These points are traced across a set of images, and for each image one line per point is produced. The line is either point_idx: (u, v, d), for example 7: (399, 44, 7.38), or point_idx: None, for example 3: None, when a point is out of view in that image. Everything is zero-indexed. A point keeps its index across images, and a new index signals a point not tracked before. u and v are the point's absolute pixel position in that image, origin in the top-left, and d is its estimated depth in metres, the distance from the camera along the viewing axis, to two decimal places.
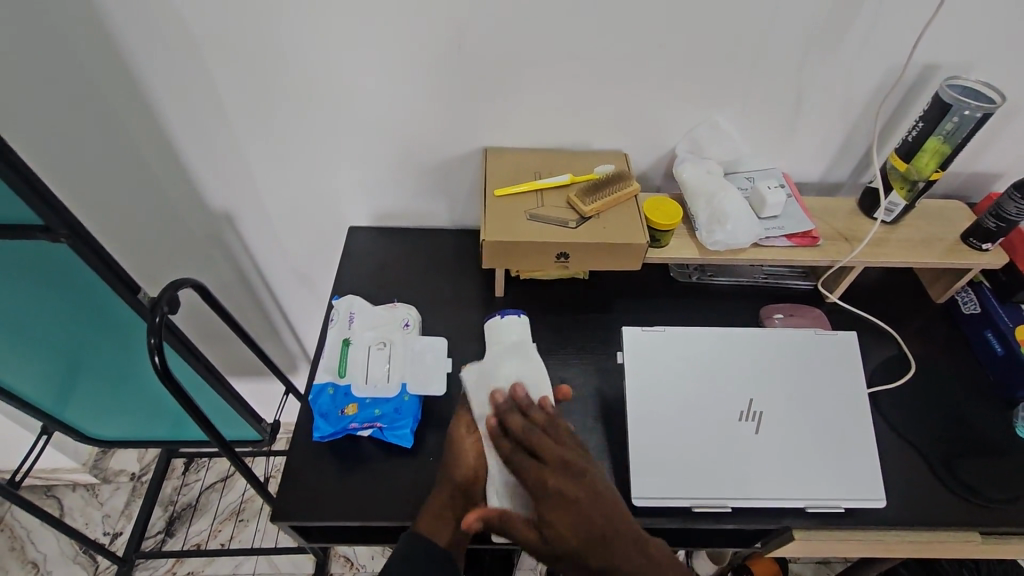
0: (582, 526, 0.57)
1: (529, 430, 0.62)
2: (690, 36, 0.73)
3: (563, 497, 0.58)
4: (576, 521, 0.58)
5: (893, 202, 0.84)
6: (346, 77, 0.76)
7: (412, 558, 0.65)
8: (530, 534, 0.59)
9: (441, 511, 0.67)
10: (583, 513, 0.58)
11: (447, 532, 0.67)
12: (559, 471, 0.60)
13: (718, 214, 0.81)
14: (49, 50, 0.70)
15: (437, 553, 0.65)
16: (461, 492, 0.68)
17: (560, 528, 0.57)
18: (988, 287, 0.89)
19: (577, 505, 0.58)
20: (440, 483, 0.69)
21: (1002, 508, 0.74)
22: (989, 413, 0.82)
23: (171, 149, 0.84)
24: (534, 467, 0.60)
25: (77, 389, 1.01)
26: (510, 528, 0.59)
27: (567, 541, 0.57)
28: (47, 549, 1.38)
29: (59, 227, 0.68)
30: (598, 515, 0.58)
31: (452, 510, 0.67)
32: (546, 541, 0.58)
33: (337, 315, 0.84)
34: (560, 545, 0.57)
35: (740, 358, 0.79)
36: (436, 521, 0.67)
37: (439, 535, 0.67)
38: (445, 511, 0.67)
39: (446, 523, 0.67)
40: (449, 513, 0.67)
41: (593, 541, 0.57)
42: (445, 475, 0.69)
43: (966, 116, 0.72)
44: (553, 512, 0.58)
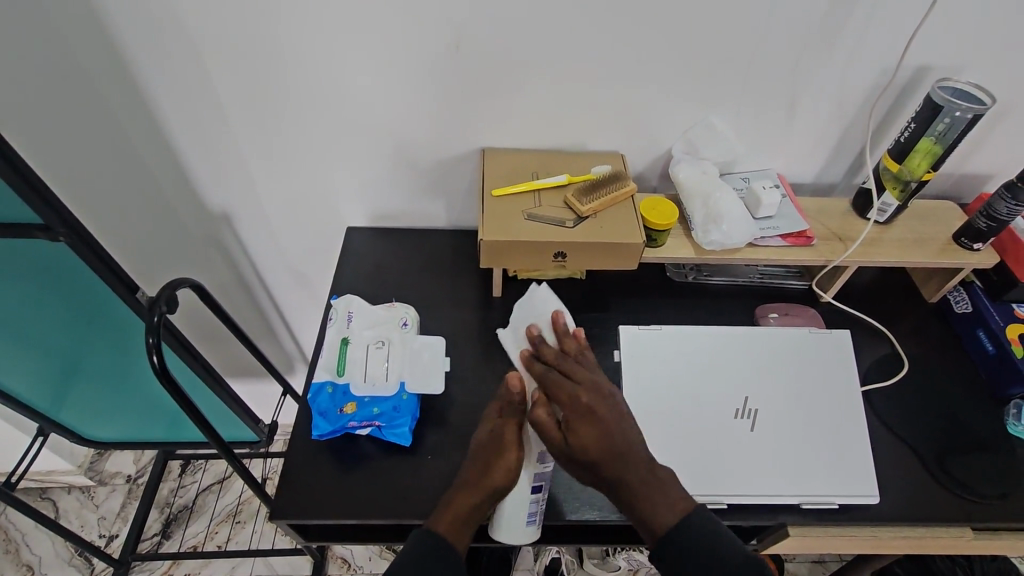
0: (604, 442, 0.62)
1: (561, 358, 0.71)
2: (685, 39, 0.74)
3: (592, 419, 0.64)
4: (603, 438, 0.62)
5: (886, 202, 0.85)
6: (344, 77, 0.77)
7: (424, 559, 0.61)
8: (553, 435, 0.64)
9: (464, 517, 0.65)
10: (606, 434, 0.63)
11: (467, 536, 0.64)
12: (591, 392, 0.66)
13: (713, 215, 0.81)
14: (49, 50, 0.70)
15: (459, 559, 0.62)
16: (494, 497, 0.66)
17: (585, 438, 0.62)
18: (979, 287, 0.90)
19: (602, 425, 0.63)
20: (472, 488, 0.66)
21: (994, 503, 0.75)
22: (981, 411, 0.83)
23: (170, 149, 0.84)
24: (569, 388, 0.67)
25: (74, 390, 1.01)
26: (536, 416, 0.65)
27: (586, 445, 0.62)
28: (42, 551, 1.37)
29: (57, 225, 0.68)
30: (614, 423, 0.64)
31: (477, 515, 0.65)
32: (569, 444, 0.63)
33: (336, 314, 0.84)
34: (581, 451, 0.62)
35: (735, 357, 0.79)
36: (457, 525, 0.64)
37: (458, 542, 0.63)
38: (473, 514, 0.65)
39: (468, 529, 0.65)
40: (471, 519, 0.65)
41: (611, 456, 0.62)
42: (483, 482, 0.66)
43: (957, 117, 0.73)
44: (581, 429, 0.63)
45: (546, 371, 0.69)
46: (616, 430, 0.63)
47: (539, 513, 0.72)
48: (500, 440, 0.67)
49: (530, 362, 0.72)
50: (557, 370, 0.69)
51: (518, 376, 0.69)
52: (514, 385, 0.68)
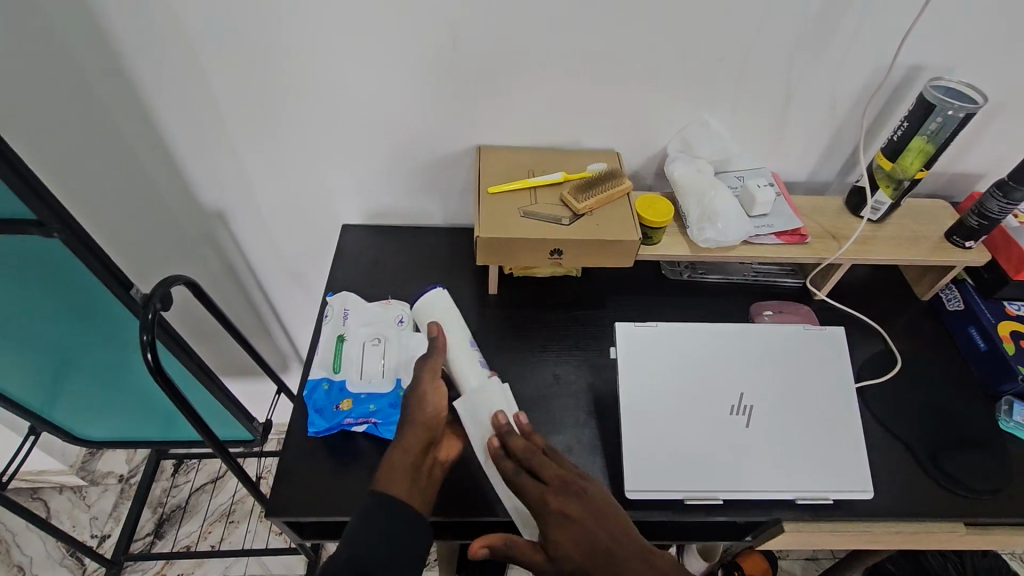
0: (587, 551, 0.56)
1: (531, 451, 0.61)
2: (681, 37, 0.74)
3: (569, 522, 0.57)
4: (582, 541, 0.57)
5: (879, 200, 0.86)
6: (339, 73, 0.77)
7: (376, 517, 0.59)
8: (538, 558, 0.58)
9: (399, 462, 0.63)
10: (583, 536, 0.57)
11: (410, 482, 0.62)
12: (560, 493, 0.59)
13: (709, 211, 0.82)
14: (41, 45, 0.69)
15: (399, 506, 0.60)
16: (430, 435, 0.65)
17: (569, 552, 0.57)
18: (971, 285, 0.91)
19: (576, 528, 0.57)
20: (409, 429, 0.65)
21: (986, 499, 0.76)
22: (973, 407, 0.83)
23: (163, 146, 0.83)
24: (536, 489, 0.59)
25: (67, 389, 1.00)
26: (519, 555, 0.59)
27: (569, 556, 0.56)
28: (33, 552, 1.36)
29: (50, 221, 0.68)
30: (598, 528, 0.57)
31: (414, 459, 0.63)
32: (555, 562, 0.57)
33: (332, 312, 0.85)
34: (565, 563, 0.57)
35: (730, 353, 0.80)
36: (392, 474, 0.62)
37: (396, 488, 0.61)
38: (406, 457, 0.63)
39: (405, 476, 0.62)
40: (409, 461, 0.63)
41: (601, 573, 0.56)
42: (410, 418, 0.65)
43: (949, 116, 0.74)
44: (561, 541, 0.57)
45: (516, 474, 0.60)
46: (598, 531, 0.57)
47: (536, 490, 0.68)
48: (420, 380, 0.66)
49: (499, 459, 0.61)
50: (526, 469, 0.60)
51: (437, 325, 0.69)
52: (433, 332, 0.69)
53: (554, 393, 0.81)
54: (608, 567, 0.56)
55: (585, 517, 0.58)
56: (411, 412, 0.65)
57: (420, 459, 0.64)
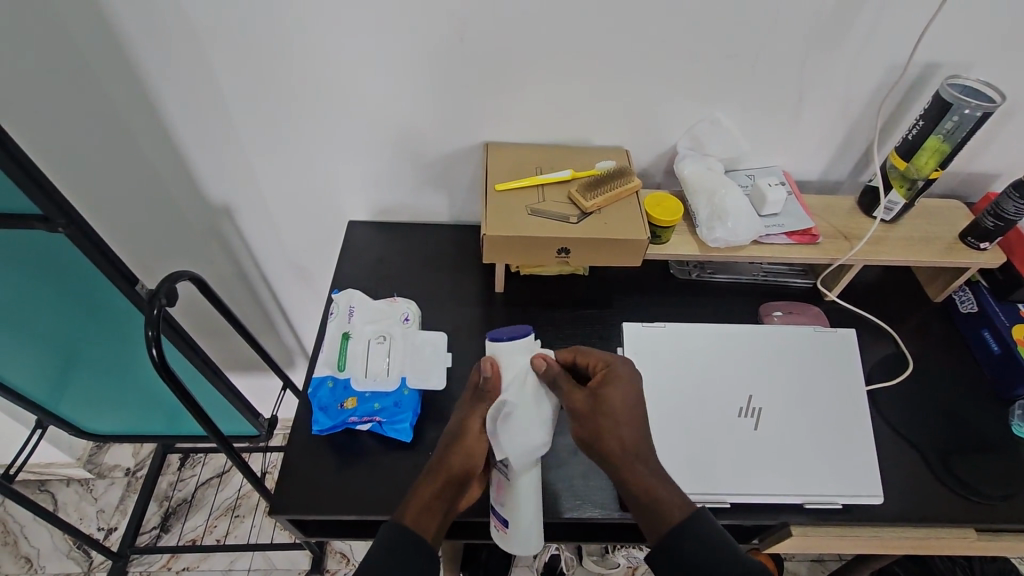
0: (631, 403, 0.62)
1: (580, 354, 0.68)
2: (692, 35, 0.73)
3: (626, 384, 0.64)
4: (631, 402, 0.62)
5: (893, 200, 0.84)
6: (345, 68, 0.76)
7: (398, 550, 0.57)
8: (580, 398, 0.64)
9: (432, 501, 0.62)
10: (633, 392, 0.63)
11: (435, 523, 0.61)
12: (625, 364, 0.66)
13: (719, 210, 0.81)
14: (47, 38, 0.69)
15: (426, 547, 0.59)
16: (457, 483, 0.64)
17: (617, 399, 0.62)
18: (985, 287, 0.89)
19: (627, 383, 0.64)
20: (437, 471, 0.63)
21: (998, 504, 0.75)
22: (985, 410, 0.82)
23: (169, 140, 0.83)
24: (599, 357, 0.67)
25: (74, 383, 1.00)
26: (561, 384, 0.65)
27: (615, 404, 0.62)
28: (40, 544, 1.37)
29: (56, 216, 0.67)
30: (637, 409, 0.62)
31: (441, 499, 0.62)
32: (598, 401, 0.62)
33: (337, 309, 0.84)
34: (609, 406, 0.62)
35: (740, 355, 0.79)
36: (423, 514, 0.61)
37: (427, 527, 0.60)
38: (438, 501, 0.62)
39: (436, 515, 0.61)
40: (436, 503, 0.62)
41: (633, 425, 0.61)
42: (440, 463, 0.64)
43: (966, 115, 0.72)
44: (610, 390, 0.63)
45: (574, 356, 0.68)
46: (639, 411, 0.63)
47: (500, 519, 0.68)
48: (464, 425, 0.66)
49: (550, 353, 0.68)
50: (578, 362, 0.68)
51: (491, 361, 0.66)
52: (485, 368, 0.66)
53: None
54: (640, 426, 0.62)
55: (636, 381, 0.65)
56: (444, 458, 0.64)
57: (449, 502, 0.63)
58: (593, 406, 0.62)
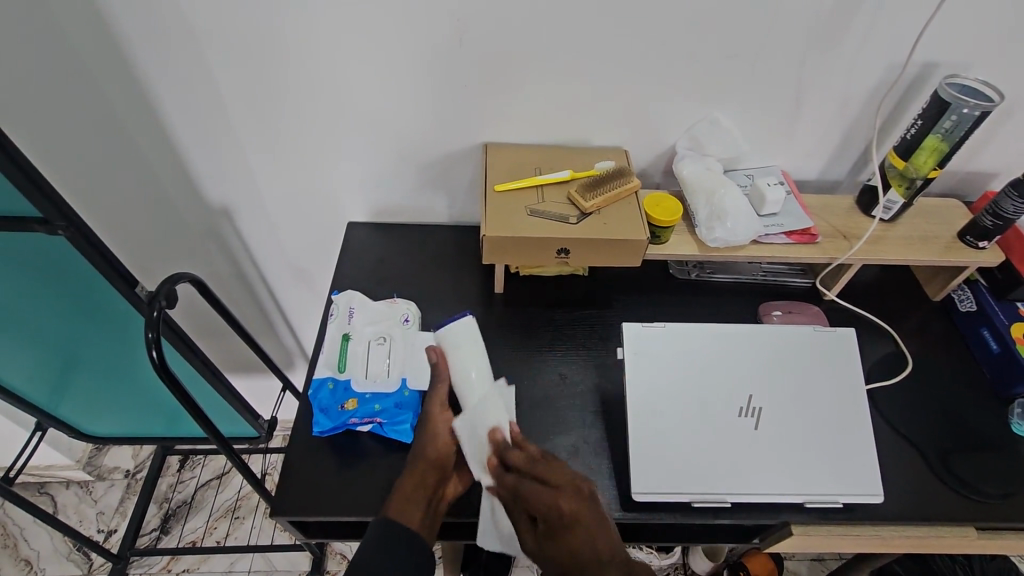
0: (587, 567, 0.55)
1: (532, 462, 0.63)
2: (691, 35, 0.73)
3: (579, 529, 0.57)
4: (590, 552, 0.56)
5: (891, 199, 0.84)
6: (344, 70, 0.76)
7: (385, 540, 0.63)
8: (529, 536, 0.60)
9: (411, 492, 0.67)
10: (590, 551, 0.56)
11: (418, 513, 0.66)
12: (574, 497, 0.59)
13: (718, 210, 0.81)
14: (45, 40, 0.69)
15: (408, 533, 0.64)
16: (436, 468, 0.69)
17: (569, 562, 0.56)
18: (984, 285, 0.90)
19: (590, 529, 0.57)
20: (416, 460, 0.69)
21: (998, 503, 0.75)
22: (984, 409, 0.82)
23: (168, 142, 0.83)
24: (547, 496, 0.59)
25: (73, 385, 1.00)
26: (516, 520, 0.61)
27: (565, 567, 0.56)
28: (40, 546, 1.37)
29: (55, 218, 0.67)
30: (602, 553, 0.56)
31: (421, 488, 0.67)
32: (552, 556, 0.58)
33: (337, 310, 0.84)
34: (559, 568, 0.56)
35: (740, 354, 0.79)
36: (405, 504, 0.66)
37: (408, 516, 0.65)
38: (417, 492, 0.67)
39: (418, 504, 0.66)
40: (420, 493, 0.67)
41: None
42: (416, 454, 0.69)
43: (964, 114, 0.72)
44: (574, 538, 0.57)
45: (522, 477, 0.62)
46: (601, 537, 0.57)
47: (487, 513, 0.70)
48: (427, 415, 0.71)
49: (501, 452, 0.65)
50: (532, 476, 0.61)
51: (436, 351, 0.74)
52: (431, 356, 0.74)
53: (560, 394, 0.80)
54: (613, 573, 0.56)
55: (592, 535, 0.56)
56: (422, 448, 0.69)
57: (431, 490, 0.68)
58: (561, 568, 0.56)
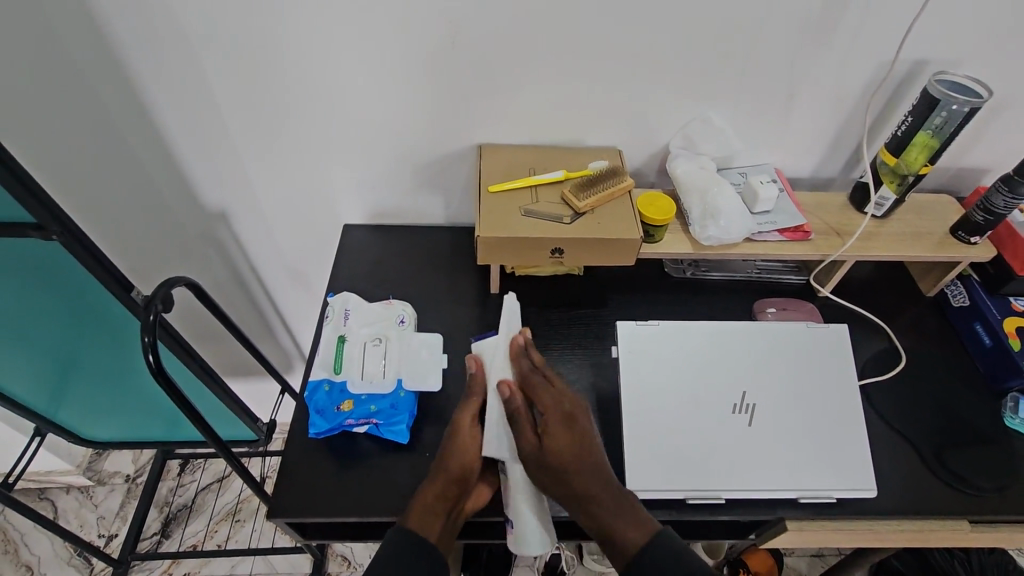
0: (575, 451, 0.67)
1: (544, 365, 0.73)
2: (681, 35, 0.74)
3: (574, 426, 0.69)
4: (579, 448, 0.68)
5: (883, 196, 0.85)
6: (337, 73, 0.76)
7: (403, 556, 0.64)
8: (530, 440, 0.68)
9: (434, 502, 0.67)
10: (578, 438, 0.68)
11: (438, 526, 0.66)
12: (573, 399, 0.71)
13: (711, 208, 0.81)
14: (39, 47, 0.69)
15: (427, 546, 0.65)
16: (456, 482, 0.68)
17: (561, 449, 0.67)
18: (976, 280, 0.90)
19: (579, 432, 0.69)
20: (438, 474, 0.68)
21: (992, 497, 0.75)
22: (978, 404, 0.83)
23: (163, 147, 0.83)
24: (549, 391, 0.71)
25: (72, 390, 1.00)
26: (518, 420, 0.68)
27: (561, 454, 0.67)
28: (41, 552, 1.37)
29: (50, 225, 0.67)
30: (589, 453, 0.68)
31: (442, 502, 0.67)
32: (545, 448, 0.67)
33: (333, 312, 0.85)
34: (554, 458, 0.66)
35: (734, 351, 0.80)
36: (424, 516, 0.66)
37: (429, 530, 0.66)
38: (439, 503, 0.67)
39: (438, 516, 0.67)
40: (441, 504, 0.67)
41: (591, 472, 0.67)
42: (439, 466, 0.69)
43: (954, 111, 0.73)
44: (558, 432, 0.68)
45: (531, 373, 0.72)
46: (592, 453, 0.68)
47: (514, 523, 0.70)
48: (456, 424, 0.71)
49: (518, 356, 0.73)
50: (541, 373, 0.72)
51: (476, 359, 0.75)
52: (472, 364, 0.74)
53: None
54: (594, 471, 0.67)
55: (580, 426, 0.69)
56: (446, 461, 0.69)
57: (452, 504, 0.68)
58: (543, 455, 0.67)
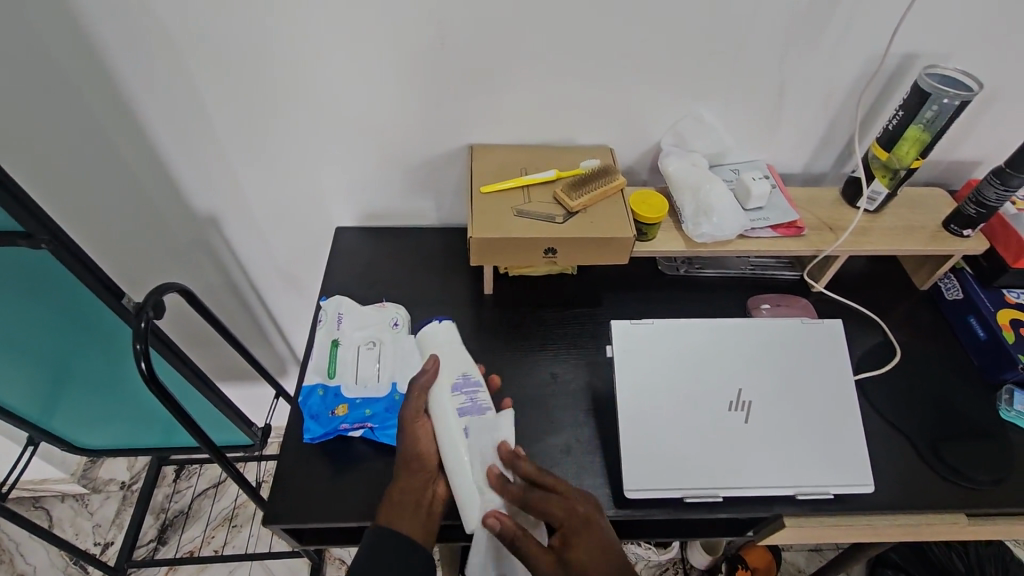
0: (599, 558, 0.61)
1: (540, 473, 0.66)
2: (672, 32, 0.74)
3: (590, 529, 0.63)
4: (602, 558, 0.61)
5: (875, 191, 0.85)
6: (326, 75, 0.76)
7: (377, 550, 0.64)
8: (546, 558, 0.61)
9: (402, 498, 0.67)
10: (599, 544, 0.62)
11: (411, 517, 0.66)
12: (584, 500, 0.65)
13: (704, 206, 0.81)
14: (22, 53, 0.68)
15: (400, 539, 0.64)
16: (419, 471, 0.68)
17: (584, 561, 0.61)
18: (970, 273, 0.90)
19: (595, 535, 0.62)
20: (401, 467, 0.68)
21: (989, 489, 0.75)
22: (973, 397, 0.83)
23: (151, 152, 0.82)
24: (554, 501, 0.64)
25: (65, 399, 0.99)
26: (524, 548, 0.61)
27: (584, 562, 0.61)
28: (36, 561, 1.36)
29: (38, 233, 0.67)
30: (613, 557, 0.62)
31: (410, 493, 0.67)
32: (564, 565, 0.61)
33: (326, 316, 0.84)
34: (580, 573, 0.60)
35: (729, 348, 0.79)
36: (394, 510, 0.66)
37: (402, 523, 0.65)
38: (407, 497, 0.66)
39: (409, 509, 0.66)
40: (411, 496, 0.67)
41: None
42: (401, 460, 0.68)
43: (945, 104, 0.73)
44: (575, 547, 0.61)
45: (527, 491, 0.65)
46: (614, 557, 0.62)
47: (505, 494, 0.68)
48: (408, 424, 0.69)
49: (505, 484, 0.65)
50: (538, 486, 0.65)
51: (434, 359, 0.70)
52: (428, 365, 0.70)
53: (553, 393, 0.81)
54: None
55: (599, 529, 0.63)
56: (404, 454, 0.68)
57: (421, 494, 0.67)
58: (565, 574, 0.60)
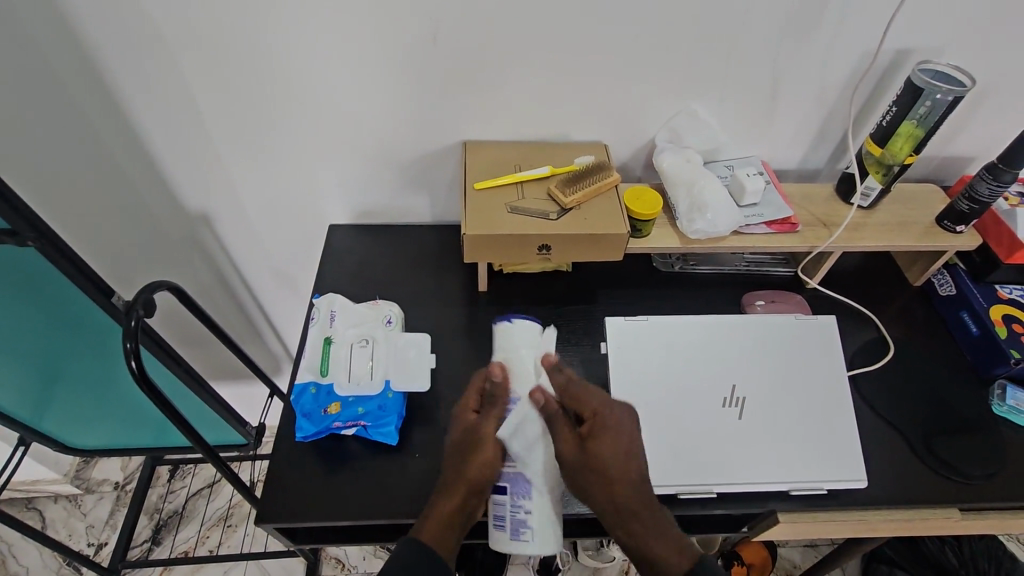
0: (620, 457, 0.65)
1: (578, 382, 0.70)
2: (665, 28, 0.73)
3: (618, 433, 0.67)
4: (621, 453, 0.65)
5: (869, 186, 0.85)
6: (319, 71, 0.75)
7: (413, 566, 0.61)
8: (570, 442, 0.66)
9: (450, 517, 0.64)
10: (622, 445, 0.66)
11: (451, 541, 0.64)
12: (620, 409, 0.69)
13: (698, 202, 0.81)
14: (9, 50, 0.67)
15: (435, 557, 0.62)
16: (479, 492, 0.65)
17: (603, 449, 0.65)
18: (963, 269, 0.90)
19: (617, 434, 0.66)
20: (458, 481, 0.66)
21: (981, 484, 0.75)
22: (967, 392, 0.83)
23: (141, 149, 0.82)
24: (590, 394, 0.69)
25: (56, 400, 0.99)
26: (554, 425, 0.68)
27: (604, 455, 0.65)
28: (29, 562, 1.35)
29: (24, 230, 0.65)
30: (630, 464, 0.65)
31: (463, 512, 0.65)
32: (585, 449, 0.65)
33: (319, 314, 0.83)
34: (597, 459, 0.65)
35: (723, 344, 0.79)
36: (438, 527, 0.64)
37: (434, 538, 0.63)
38: (456, 515, 0.64)
39: (453, 530, 0.64)
40: (458, 512, 0.65)
41: (626, 480, 0.64)
42: (460, 473, 0.66)
43: (938, 100, 0.73)
44: (598, 440, 0.66)
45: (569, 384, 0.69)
46: (631, 465, 0.65)
47: (509, 521, 0.67)
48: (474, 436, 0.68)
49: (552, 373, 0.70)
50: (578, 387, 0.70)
51: (501, 366, 0.71)
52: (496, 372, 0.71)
53: None
54: (634, 476, 0.65)
55: (625, 430, 0.67)
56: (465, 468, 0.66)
57: (466, 514, 0.65)
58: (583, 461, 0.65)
